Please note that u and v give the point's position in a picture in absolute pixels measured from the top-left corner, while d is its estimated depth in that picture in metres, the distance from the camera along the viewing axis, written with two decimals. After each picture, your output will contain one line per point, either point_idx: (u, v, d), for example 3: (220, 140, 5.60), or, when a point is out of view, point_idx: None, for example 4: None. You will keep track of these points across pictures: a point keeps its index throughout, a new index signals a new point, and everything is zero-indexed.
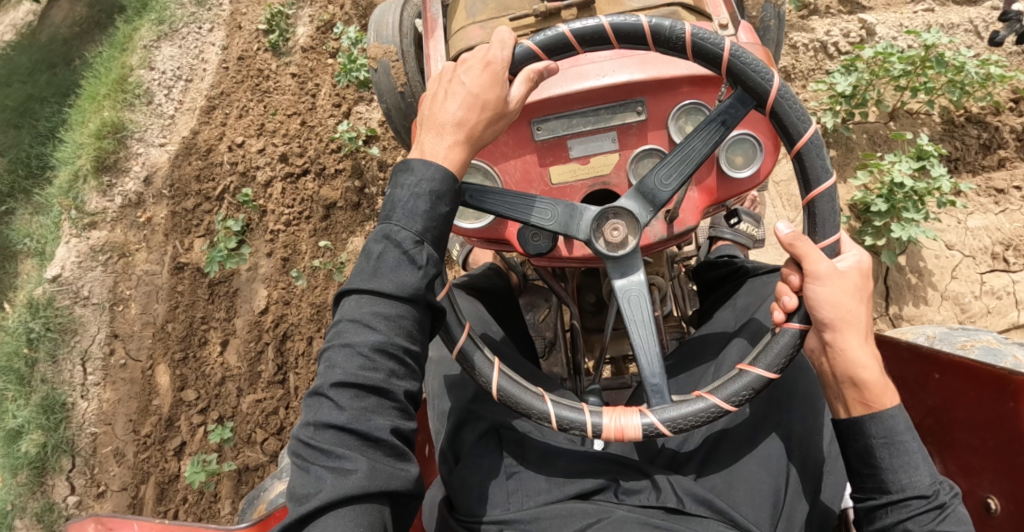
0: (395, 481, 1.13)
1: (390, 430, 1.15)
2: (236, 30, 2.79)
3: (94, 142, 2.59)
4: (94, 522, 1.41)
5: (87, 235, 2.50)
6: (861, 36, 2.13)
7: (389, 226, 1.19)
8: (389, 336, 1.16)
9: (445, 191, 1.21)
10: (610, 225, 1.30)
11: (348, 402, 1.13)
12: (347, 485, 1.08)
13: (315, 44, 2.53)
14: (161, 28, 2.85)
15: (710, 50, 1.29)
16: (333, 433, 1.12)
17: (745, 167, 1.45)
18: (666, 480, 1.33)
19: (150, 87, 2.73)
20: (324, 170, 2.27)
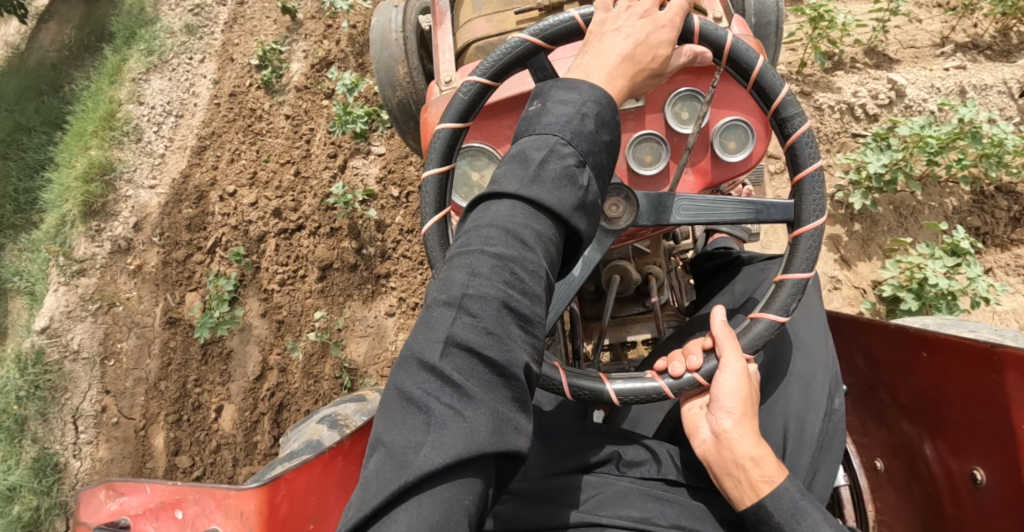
0: (521, 439, 0.94)
1: (524, 368, 0.96)
2: (227, 63, 2.69)
3: (80, 185, 2.49)
4: (106, 489, 1.36)
5: (76, 284, 2.42)
6: (890, 97, 2.06)
7: (553, 138, 1.03)
8: (540, 261, 0.99)
9: (609, 120, 1.07)
10: (611, 201, 1.27)
11: (481, 328, 0.94)
12: (476, 437, 0.90)
13: (310, 84, 2.41)
14: (150, 59, 2.75)
15: (711, 36, 1.23)
16: (468, 364, 0.93)
17: (739, 151, 1.37)
18: (666, 453, 1.31)
19: (139, 124, 2.63)
20: (319, 227, 2.17)
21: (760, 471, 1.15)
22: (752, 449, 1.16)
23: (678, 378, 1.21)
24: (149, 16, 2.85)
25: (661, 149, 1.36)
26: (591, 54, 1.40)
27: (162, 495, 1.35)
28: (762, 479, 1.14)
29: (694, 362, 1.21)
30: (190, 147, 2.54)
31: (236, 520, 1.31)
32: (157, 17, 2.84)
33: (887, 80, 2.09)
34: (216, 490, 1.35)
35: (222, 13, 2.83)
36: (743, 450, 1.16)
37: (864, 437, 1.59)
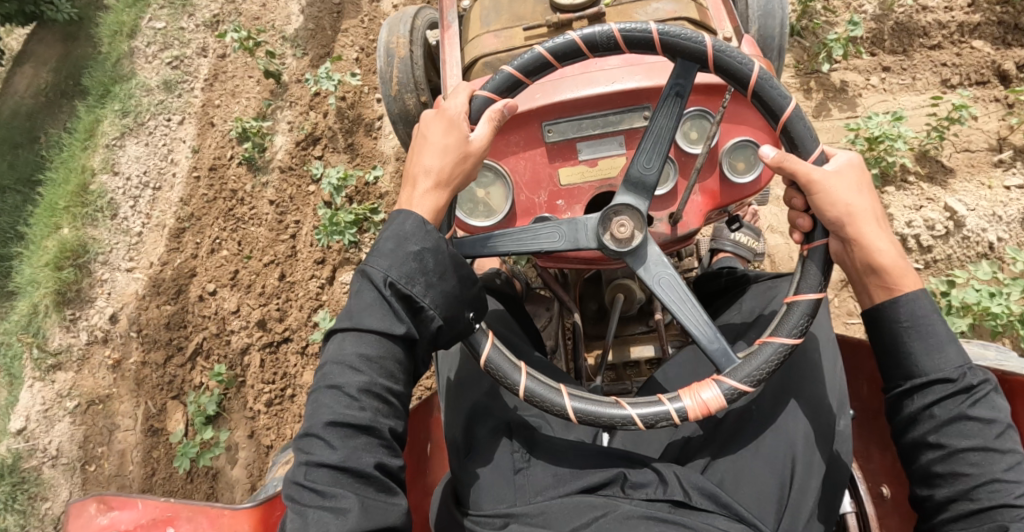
0: (391, 517, 1.03)
1: (377, 466, 1.04)
2: (208, 128, 2.46)
3: (52, 271, 2.32)
4: (97, 502, 1.32)
5: (52, 379, 2.28)
6: (946, 228, 1.69)
7: (369, 266, 1.10)
8: (375, 377, 1.07)
9: (424, 230, 1.12)
10: (618, 219, 1.19)
11: (334, 439, 1.04)
12: (343, 527, 0.97)
13: (294, 164, 2.19)
14: (124, 122, 2.55)
15: (685, 45, 1.15)
16: (328, 473, 1.02)
17: (749, 173, 1.36)
18: (672, 471, 1.15)
19: (114, 197, 2.43)
20: (308, 344, 2.01)
21: (883, 278, 1.12)
22: (880, 241, 1.12)
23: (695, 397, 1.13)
24: (126, 71, 2.66)
25: (670, 169, 1.35)
26: (590, 77, 1.32)
27: (154, 512, 1.31)
28: (881, 289, 1.12)
29: (803, 226, 1.16)
30: (169, 228, 2.35)
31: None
32: (134, 71, 2.66)
33: (942, 206, 1.73)
34: (209, 508, 1.33)
35: (204, 66, 2.64)
36: (874, 245, 1.12)
37: (866, 462, 1.47)
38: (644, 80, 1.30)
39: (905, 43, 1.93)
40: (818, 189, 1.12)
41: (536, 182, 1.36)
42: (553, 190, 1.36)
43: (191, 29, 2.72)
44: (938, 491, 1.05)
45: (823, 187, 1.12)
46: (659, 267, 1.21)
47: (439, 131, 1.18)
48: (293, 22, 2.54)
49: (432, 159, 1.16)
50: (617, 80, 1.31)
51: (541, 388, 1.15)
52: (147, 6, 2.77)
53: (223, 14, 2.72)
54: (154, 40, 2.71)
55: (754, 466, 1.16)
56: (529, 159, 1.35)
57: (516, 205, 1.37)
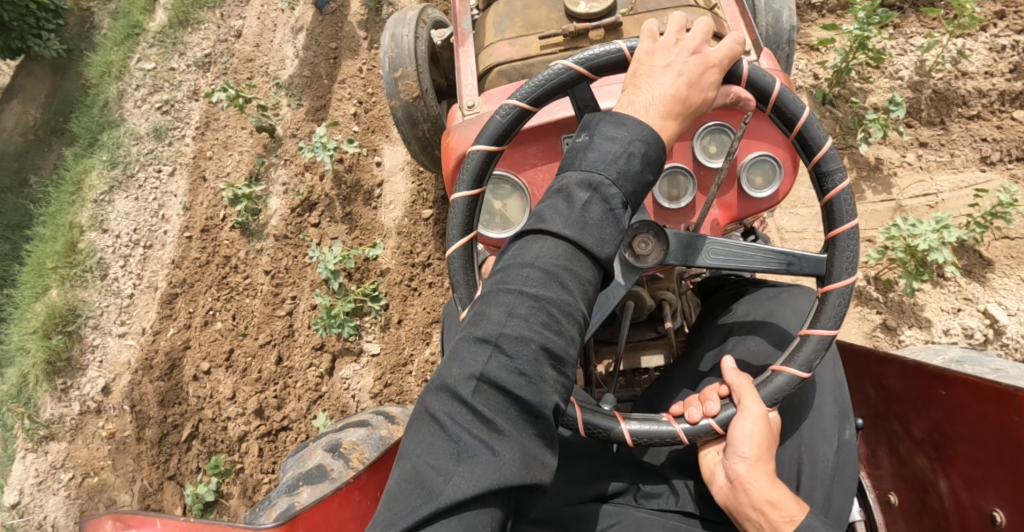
0: (548, 475, 0.90)
1: (555, 405, 0.90)
2: (199, 182, 2.34)
3: (40, 339, 2.23)
4: (111, 520, 1.23)
5: (45, 450, 2.19)
6: (987, 336, 1.61)
7: (594, 175, 0.96)
8: (575, 301, 0.92)
9: (655, 161, 0.99)
10: (640, 237, 1.13)
11: (514, 359, 0.88)
12: (503, 476, 0.85)
13: (290, 232, 2.08)
14: (113, 174, 2.44)
15: (733, 69, 1.11)
16: (500, 401, 0.87)
17: (767, 187, 1.34)
18: (685, 485, 1.27)
19: (103, 257, 2.33)
20: (308, 432, 1.93)
21: (778, 514, 1.07)
22: (766, 489, 1.08)
23: (699, 421, 1.10)
24: (113, 116, 2.54)
25: (688, 183, 1.33)
26: (612, 89, 1.31)
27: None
28: (784, 521, 1.06)
29: (711, 409, 1.10)
30: (161, 291, 2.25)
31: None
32: (121, 115, 2.54)
33: (981, 310, 1.64)
34: (231, 528, 1.18)
35: (195, 111, 2.52)
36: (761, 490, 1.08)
37: (874, 470, 1.37)
38: None
39: (942, 114, 1.82)
40: (743, 417, 1.08)
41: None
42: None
43: (181, 70, 2.62)
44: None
45: (747, 418, 1.08)
46: (618, 287, 1.14)
47: (688, 63, 1.05)
48: (287, 67, 2.42)
49: (669, 81, 1.03)
50: None
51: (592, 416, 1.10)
52: (136, 45, 2.67)
53: (215, 54, 2.61)
54: (143, 82, 2.59)
55: None
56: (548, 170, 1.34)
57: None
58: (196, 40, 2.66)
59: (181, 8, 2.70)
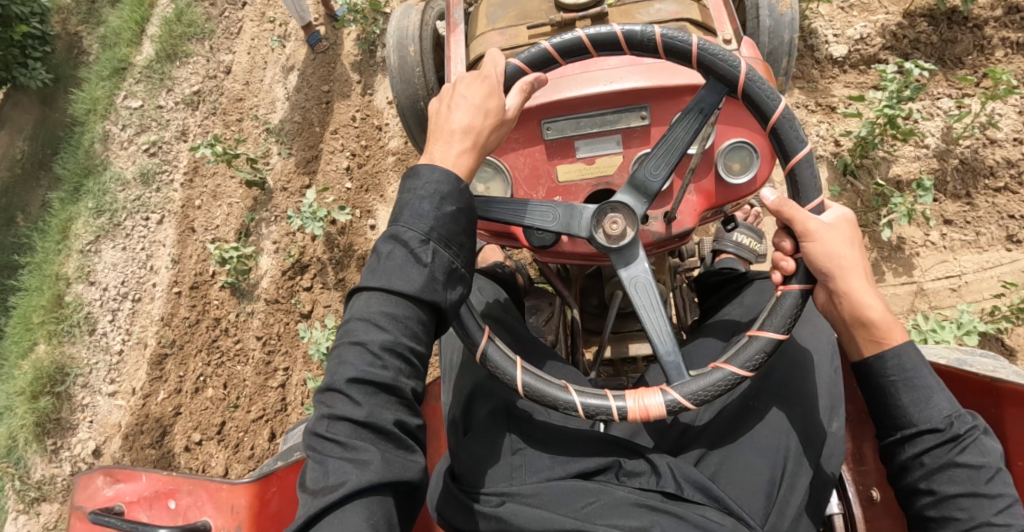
0: (412, 474, 0.93)
1: (396, 423, 0.93)
2: (188, 233, 2.26)
3: (28, 401, 2.17)
4: (103, 475, 1.32)
5: (37, 511, 2.13)
6: None
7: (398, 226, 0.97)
8: (399, 335, 0.94)
9: (451, 193, 0.99)
10: (610, 215, 1.15)
11: (360, 397, 0.92)
12: (365, 485, 0.88)
13: (281, 296, 2.00)
14: (99, 222, 2.35)
15: (681, 47, 1.13)
16: (350, 432, 0.91)
17: (745, 174, 1.31)
18: (663, 460, 1.10)
19: (91, 311, 2.26)
20: None
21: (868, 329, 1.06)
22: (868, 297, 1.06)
23: (707, 377, 1.07)
24: (98, 159, 2.45)
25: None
26: (588, 77, 1.32)
27: (158, 484, 1.33)
28: (868, 340, 1.06)
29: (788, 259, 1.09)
30: (150, 349, 2.17)
31: (226, 513, 1.31)
32: (107, 156, 2.46)
33: None
34: (209, 481, 1.34)
35: (184, 153, 2.43)
36: (834, 248, 1.05)
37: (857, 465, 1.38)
38: (643, 80, 1.30)
39: (969, 185, 1.72)
40: (812, 241, 1.05)
41: (536, 176, 1.34)
42: (552, 186, 1.34)
43: (169, 107, 2.52)
44: (917, 475, 1.02)
45: (818, 240, 1.05)
46: (637, 272, 1.16)
47: (477, 93, 1.05)
48: (277, 110, 2.31)
49: (464, 114, 1.03)
50: (617, 80, 1.30)
51: (542, 386, 1.10)
52: (122, 82, 2.57)
53: (204, 92, 2.51)
54: (130, 121, 2.50)
55: (745, 459, 1.11)
56: (529, 155, 1.34)
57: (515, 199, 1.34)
58: (184, 75, 2.57)
59: (168, 41, 2.61)
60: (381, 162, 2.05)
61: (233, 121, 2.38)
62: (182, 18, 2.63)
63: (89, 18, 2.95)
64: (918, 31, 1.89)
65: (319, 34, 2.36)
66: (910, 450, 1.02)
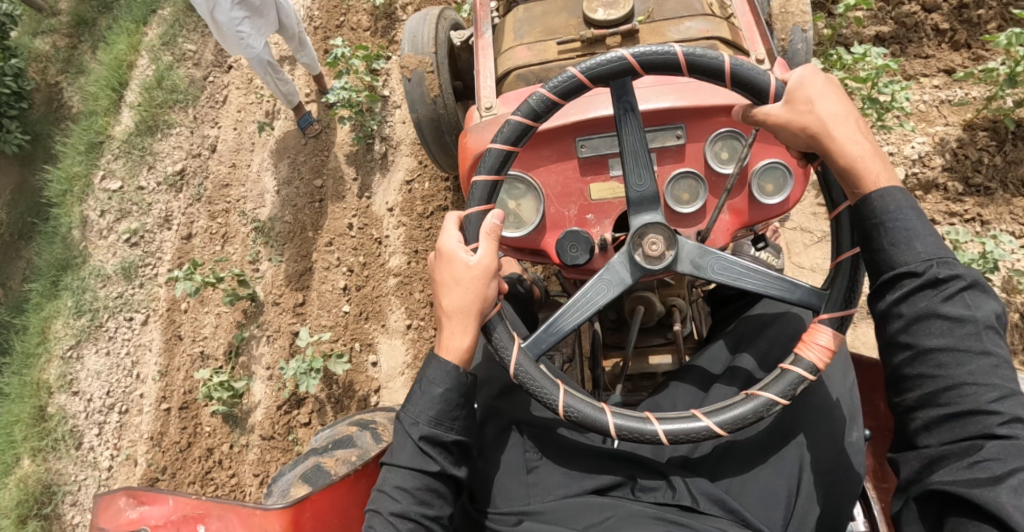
0: None
1: None
2: (175, 342, 2.10)
3: (14, 526, 2.04)
4: (126, 496, 1.07)
5: None
6: None
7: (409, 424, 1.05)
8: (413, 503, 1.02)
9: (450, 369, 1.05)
10: (650, 235, 1.05)
11: (394, 490, 1.02)
12: None
13: (276, 431, 1.86)
14: (79, 324, 2.20)
15: (704, 66, 0.99)
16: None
17: (780, 195, 1.22)
18: (681, 480, 1.06)
19: (77, 423, 2.13)
20: None
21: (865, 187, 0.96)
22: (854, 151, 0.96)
23: (685, 423, 0.99)
24: (77, 250, 2.28)
25: (699, 187, 1.22)
26: None
27: (186, 507, 1.07)
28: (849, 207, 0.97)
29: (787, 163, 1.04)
30: (140, 471, 2.02)
31: None
32: (85, 245, 2.28)
33: None
34: (241, 504, 1.08)
35: (167, 243, 2.25)
36: (824, 95, 0.96)
37: (879, 481, 1.22)
38: (679, 97, 1.22)
39: None
40: (817, 103, 0.96)
41: (567, 194, 1.27)
42: (585, 203, 1.27)
43: (150, 189, 2.33)
44: (909, 397, 0.89)
45: (819, 97, 0.96)
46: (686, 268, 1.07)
47: (453, 273, 1.06)
48: (266, 204, 2.11)
49: (450, 297, 1.05)
50: (651, 98, 1.22)
51: (535, 374, 1.03)
52: (100, 157, 2.39)
53: (187, 172, 2.32)
54: (109, 206, 2.32)
55: (763, 482, 1.04)
56: (560, 172, 1.26)
57: (544, 217, 1.27)
58: (166, 149, 2.38)
59: (148, 111, 2.42)
60: (381, 285, 1.88)
61: (220, 212, 2.18)
62: (164, 84, 2.44)
63: (71, 69, 2.81)
64: (980, 147, 1.71)
65: (310, 115, 2.15)
66: (886, 298, 0.91)
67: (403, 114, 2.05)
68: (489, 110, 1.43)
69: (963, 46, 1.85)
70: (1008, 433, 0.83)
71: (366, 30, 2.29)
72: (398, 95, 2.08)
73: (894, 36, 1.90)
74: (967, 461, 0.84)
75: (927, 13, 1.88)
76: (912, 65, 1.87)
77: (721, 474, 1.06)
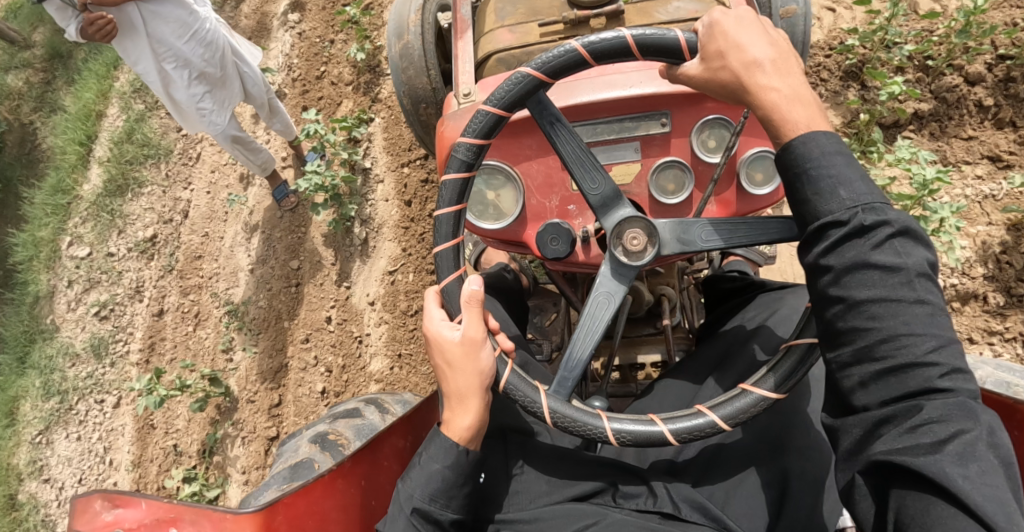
0: None
1: None
2: (147, 431, 1.96)
3: None
4: (100, 500, 0.96)
5: None
6: None
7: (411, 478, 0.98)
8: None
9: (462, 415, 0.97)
10: (630, 231, 0.98)
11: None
12: None
13: None
14: (49, 406, 2.07)
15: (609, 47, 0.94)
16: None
17: (767, 187, 1.14)
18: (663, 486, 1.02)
19: (47, 513, 2.01)
20: None
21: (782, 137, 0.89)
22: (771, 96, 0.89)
23: (688, 420, 0.94)
24: (43, 325, 2.14)
25: (685, 177, 1.14)
26: (608, 80, 1.16)
27: (163, 511, 0.96)
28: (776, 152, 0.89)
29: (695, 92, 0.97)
30: None
31: None
32: (53, 318, 2.15)
33: None
34: (214, 509, 0.98)
35: (139, 317, 2.10)
36: (739, 40, 0.89)
37: None
38: (664, 85, 1.14)
39: None
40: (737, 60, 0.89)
41: (549, 185, 1.17)
42: (567, 194, 1.17)
43: (121, 256, 2.18)
44: (844, 350, 0.81)
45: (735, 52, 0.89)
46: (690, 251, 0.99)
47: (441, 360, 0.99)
48: (239, 283, 1.96)
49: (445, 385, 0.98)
50: (635, 85, 1.15)
51: (571, 413, 0.95)
52: (69, 220, 2.24)
53: (159, 239, 2.16)
54: (77, 275, 2.17)
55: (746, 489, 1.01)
56: (543, 162, 1.17)
57: (525, 208, 1.18)
58: (137, 211, 2.22)
59: (117, 168, 2.26)
60: (362, 391, 1.73)
61: (192, 288, 2.03)
62: (135, 137, 2.28)
63: (44, 107, 2.63)
64: None
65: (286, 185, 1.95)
66: (814, 252, 0.83)
67: (386, 190, 1.87)
68: (468, 96, 1.35)
69: (1008, 125, 1.65)
70: (947, 387, 0.76)
71: (348, 84, 2.10)
72: (380, 168, 1.90)
73: (933, 114, 1.70)
74: (908, 425, 0.77)
75: (970, 86, 1.69)
76: (953, 149, 1.67)
77: (705, 480, 1.03)
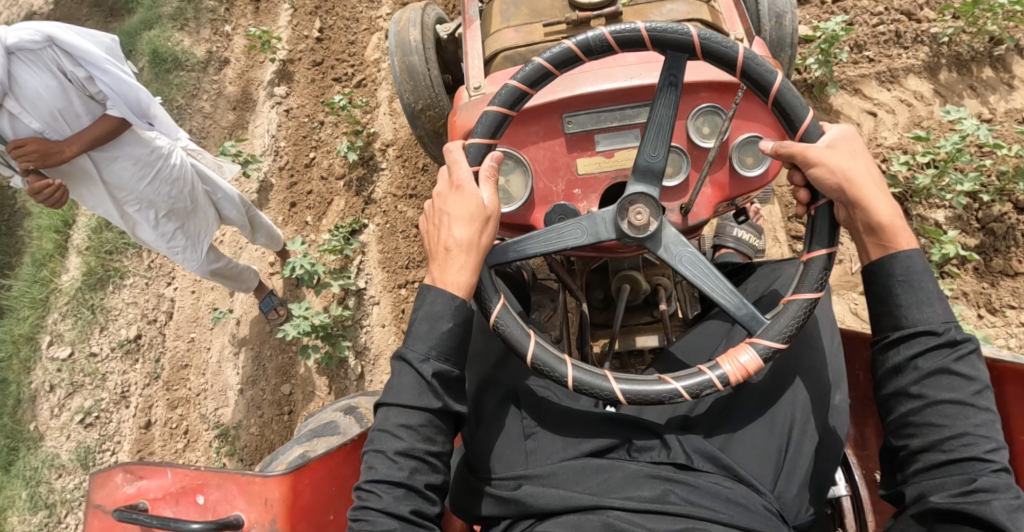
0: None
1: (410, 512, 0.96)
2: None
3: None
4: (124, 471, 1.15)
5: None
6: None
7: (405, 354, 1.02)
8: (413, 443, 0.98)
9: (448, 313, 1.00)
10: (637, 206, 1.02)
11: (397, 428, 0.98)
12: None
13: None
14: (35, 518, 1.99)
15: (726, 55, 1.00)
16: (387, 486, 0.96)
17: (759, 168, 1.19)
18: (675, 441, 1.02)
19: None
20: None
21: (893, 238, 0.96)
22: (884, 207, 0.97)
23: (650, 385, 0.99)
24: (23, 434, 2.04)
25: (682, 161, 1.18)
26: (610, 71, 1.18)
27: (185, 479, 1.15)
28: (876, 246, 0.97)
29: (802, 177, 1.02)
30: None
31: (260, 507, 1.13)
32: (35, 425, 2.04)
33: None
34: (240, 473, 1.16)
35: (125, 425, 1.99)
36: (856, 162, 0.98)
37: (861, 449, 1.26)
38: (662, 76, 1.16)
39: None
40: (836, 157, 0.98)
41: (554, 169, 1.19)
42: (572, 178, 1.19)
43: (104, 355, 2.06)
44: (912, 442, 0.93)
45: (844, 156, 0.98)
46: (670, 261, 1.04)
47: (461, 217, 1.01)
48: (228, 403, 1.85)
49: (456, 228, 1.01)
50: (634, 76, 1.16)
51: (539, 352, 1.01)
52: (47, 315, 2.11)
53: (143, 340, 2.04)
54: (59, 379, 2.06)
55: (756, 439, 1.02)
56: (549, 148, 1.19)
57: (532, 192, 1.19)
58: (119, 305, 2.09)
59: (96, 258, 2.13)
60: None
61: (180, 400, 1.93)
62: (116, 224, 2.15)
63: None
64: None
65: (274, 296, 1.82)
66: (905, 352, 0.94)
67: (382, 315, 1.76)
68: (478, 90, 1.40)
69: None
70: (998, 478, 0.87)
71: (339, 179, 1.94)
72: (376, 288, 1.79)
73: (978, 247, 1.56)
74: (944, 451, 0.90)
75: (1019, 214, 1.55)
76: (999, 291, 1.53)
77: (717, 431, 1.03)
